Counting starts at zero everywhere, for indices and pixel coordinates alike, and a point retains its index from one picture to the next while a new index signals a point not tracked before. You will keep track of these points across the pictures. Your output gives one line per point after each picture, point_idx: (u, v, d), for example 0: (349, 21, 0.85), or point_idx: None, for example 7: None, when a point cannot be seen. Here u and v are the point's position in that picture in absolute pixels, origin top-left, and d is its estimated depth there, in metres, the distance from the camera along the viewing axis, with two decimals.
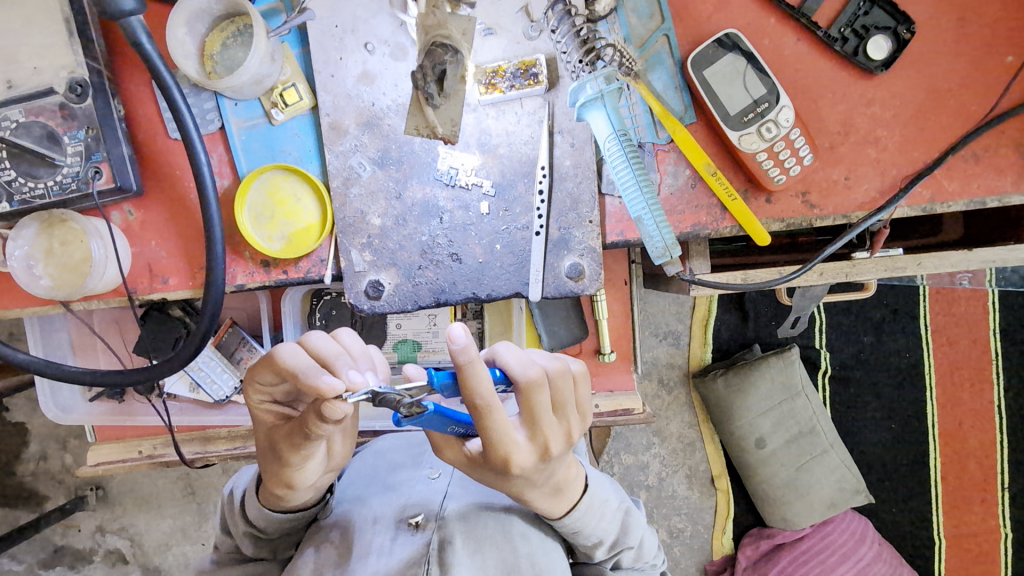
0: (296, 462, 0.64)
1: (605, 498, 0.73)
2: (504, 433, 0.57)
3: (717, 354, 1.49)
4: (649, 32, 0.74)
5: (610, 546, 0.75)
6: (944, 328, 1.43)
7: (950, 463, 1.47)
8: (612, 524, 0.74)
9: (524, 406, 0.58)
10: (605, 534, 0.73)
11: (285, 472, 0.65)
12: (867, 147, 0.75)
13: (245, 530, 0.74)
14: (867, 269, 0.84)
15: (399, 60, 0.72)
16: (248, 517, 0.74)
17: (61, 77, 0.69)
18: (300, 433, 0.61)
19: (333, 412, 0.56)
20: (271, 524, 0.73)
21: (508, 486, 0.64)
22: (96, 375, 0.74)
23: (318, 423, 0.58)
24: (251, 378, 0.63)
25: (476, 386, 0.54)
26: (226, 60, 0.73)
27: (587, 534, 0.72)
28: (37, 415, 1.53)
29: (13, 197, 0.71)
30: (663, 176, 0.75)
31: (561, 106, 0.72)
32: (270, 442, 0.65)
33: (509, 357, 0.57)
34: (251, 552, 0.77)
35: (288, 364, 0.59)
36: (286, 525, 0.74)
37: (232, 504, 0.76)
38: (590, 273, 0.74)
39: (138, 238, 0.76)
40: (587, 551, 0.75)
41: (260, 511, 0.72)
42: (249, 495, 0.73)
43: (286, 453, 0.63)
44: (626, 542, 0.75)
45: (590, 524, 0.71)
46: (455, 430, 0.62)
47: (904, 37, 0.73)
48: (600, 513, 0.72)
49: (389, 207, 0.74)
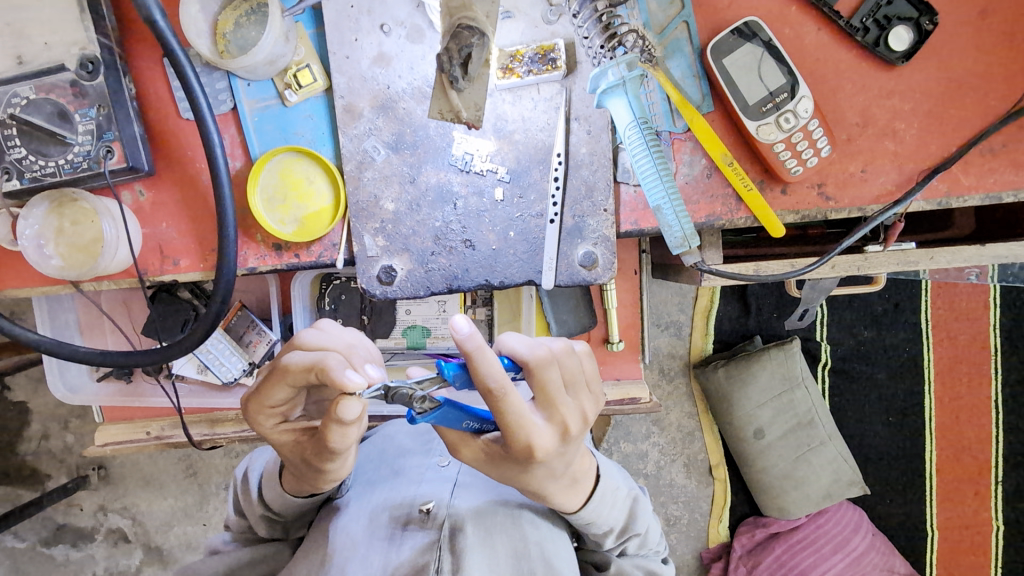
0: (332, 466, 0.64)
1: (614, 486, 0.74)
2: (521, 416, 0.57)
3: (719, 345, 1.50)
4: (668, 18, 0.73)
5: (619, 534, 0.75)
6: (945, 323, 1.44)
7: (946, 456, 1.48)
8: (621, 512, 0.74)
9: (536, 388, 0.58)
10: (615, 523, 0.74)
11: (325, 476, 0.66)
12: (885, 140, 0.74)
13: (262, 513, 0.74)
14: (879, 261, 0.85)
15: (415, 43, 0.71)
16: (265, 498, 0.74)
17: (72, 54, 0.68)
18: (325, 445, 0.61)
19: (349, 408, 0.56)
20: (290, 507, 0.73)
21: (530, 478, 0.64)
22: (107, 355, 0.74)
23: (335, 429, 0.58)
24: (259, 404, 0.63)
25: (486, 371, 0.53)
26: (240, 39, 0.72)
27: (598, 525, 0.72)
28: (39, 395, 1.53)
29: (24, 174, 0.70)
30: (679, 165, 0.74)
31: (579, 92, 0.72)
32: (302, 455, 0.65)
33: (512, 343, 0.57)
34: (265, 533, 0.77)
35: (302, 375, 0.58)
36: (302, 508, 0.75)
37: (247, 487, 0.75)
38: (603, 262, 0.74)
39: (149, 219, 0.75)
40: (596, 540, 0.75)
41: (279, 494, 0.72)
42: (270, 479, 0.73)
43: (320, 462, 0.64)
44: (635, 529, 0.75)
45: (602, 514, 0.72)
46: (469, 425, 0.63)
47: (926, 28, 0.72)
48: (612, 502, 0.73)
49: (403, 192, 0.73)
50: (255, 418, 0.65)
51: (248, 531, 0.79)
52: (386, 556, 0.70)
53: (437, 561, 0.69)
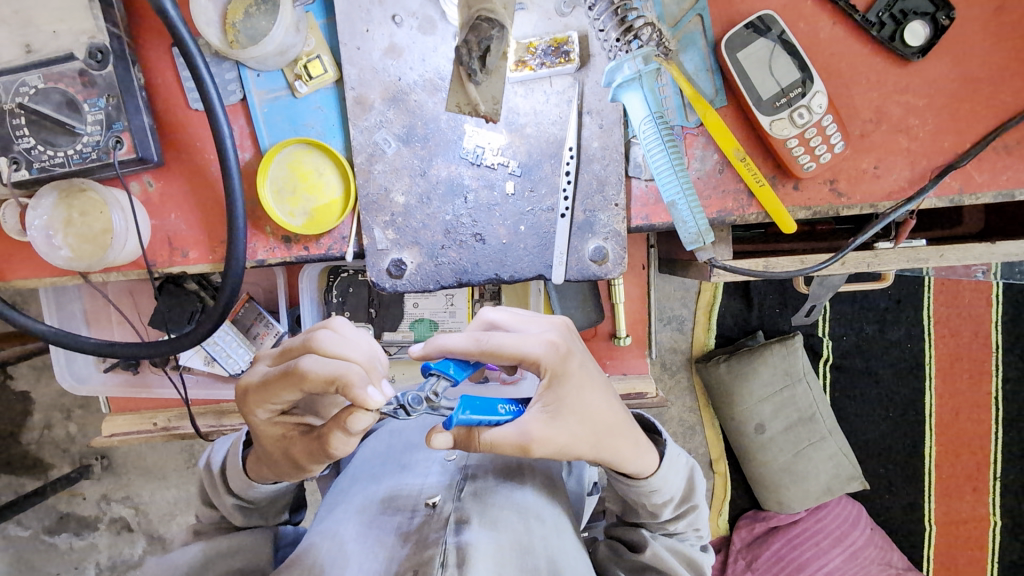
0: (316, 467, 0.67)
1: (677, 454, 0.75)
2: (517, 341, 0.61)
3: (721, 340, 1.50)
4: (682, 12, 0.73)
5: (677, 505, 0.76)
6: (947, 320, 1.44)
7: (945, 452, 1.49)
8: (681, 482, 0.75)
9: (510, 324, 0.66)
10: (675, 492, 0.75)
11: (303, 474, 0.68)
12: (899, 136, 0.74)
13: (232, 503, 0.75)
14: (890, 259, 0.84)
15: (427, 34, 0.71)
16: (231, 487, 0.74)
17: (81, 43, 0.68)
18: (323, 450, 0.63)
19: (359, 422, 0.58)
20: (260, 495, 0.74)
21: (591, 408, 0.64)
22: (114, 347, 0.74)
23: (341, 434, 0.59)
24: (264, 398, 0.62)
25: (452, 340, 0.61)
26: (249, 29, 0.71)
27: (661, 492, 0.73)
28: (41, 384, 1.53)
29: (33, 164, 0.70)
30: (691, 160, 0.74)
31: (592, 86, 0.71)
32: (286, 453, 0.66)
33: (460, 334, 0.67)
34: (240, 522, 0.76)
35: (321, 385, 0.58)
36: (272, 495, 0.76)
37: (212, 475, 0.76)
38: (613, 257, 0.73)
39: (157, 211, 0.75)
40: (653, 511, 0.75)
41: (246, 483, 0.73)
42: (235, 469, 0.74)
43: (307, 464, 0.65)
44: (693, 501, 0.77)
45: (668, 481, 0.73)
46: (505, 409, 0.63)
47: (943, 23, 0.71)
48: (674, 469, 0.74)
49: (413, 184, 0.73)
50: (251, 408, 0.64)
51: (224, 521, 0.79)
52: (391, 548, 0.69)
53: (443, 555, 0.67)
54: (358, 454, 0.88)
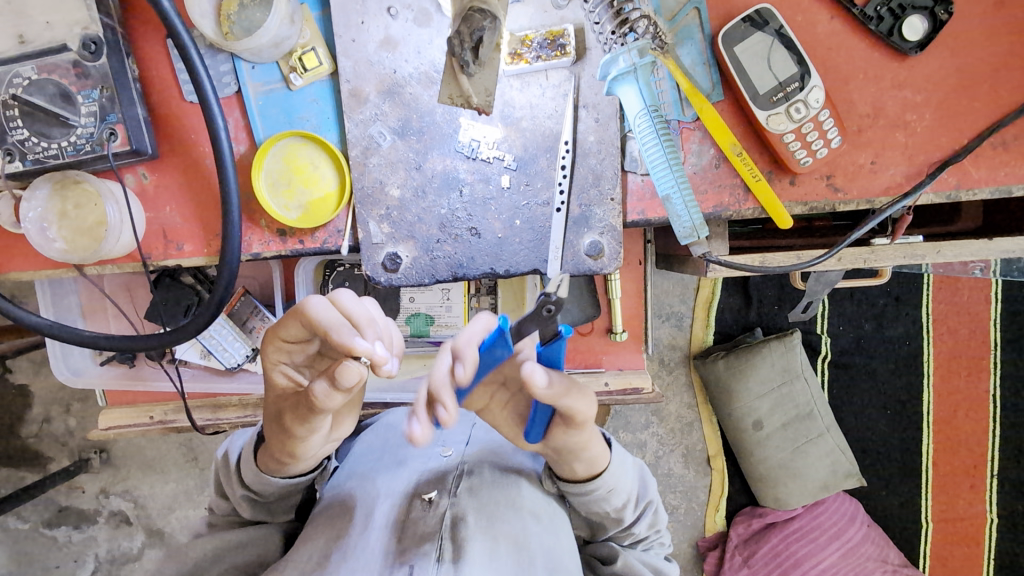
0: (303, 434, 0.63)
1: (625, 455, 0.76)
2: (533, 371, 0.56)
3: (720, 336, 1.50)
4: (679, 4, 0.72)
5: (637, 505, 0.77)
6: (945, 317, 1.44)
7: (942, 449, 1.49)
8: (635, 483, 0.76)
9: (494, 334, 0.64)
10: (633, 492, 0.75)
11: (289, 442, 0.65)
12: (896, 131, 0.73)
13: (241, 493, 0.74)
14: (886, 255, 0.83)
15: (423, 26, 0.70)
16: (245, 479, 0.73)
17: (74, 33, 0.67)
18: (306, 408, 0.59)
19: (346, 374, 0.54)
20: (271, 488, 0.73)
21: None
22: (109, 339, 0.75)
23: (325, 389, 0.56)
24: (273, 338, 0.60)
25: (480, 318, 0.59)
26: (244, 21, 0.71)
27: (619, 495, 0.73)
28: (40, 378, 1.53)
29: (26, 156, 0.69)
30: (687, 155, 0.74)
31: (588, 79, 0.71)
32: (281, 408, 0.63)
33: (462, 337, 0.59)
34: (248, 515, 0.76)
35: (316, 328, 0.56)
36: (284, 489, 0.74)
37: (228, 467, 0.75)
38: (609, 252, 0.73)
39: (152, 203, 0.75)
40: (615, 515, 0.76)
41: (258, 476, 0.71)
42: (247, 458, 0.72)
43: (291, 424, 0.62)
44: (650, 499, 0.78)
45: (623, 481, 0.73)
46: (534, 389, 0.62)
47: (941, 18, 0.71)
48: (626, 470, 0.75)
49: (408, 178, 0.72)
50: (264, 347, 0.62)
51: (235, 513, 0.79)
52: (389, 544, 0.69)
53: (438, 550, 0.67)
54: (356, 447, 0.87)
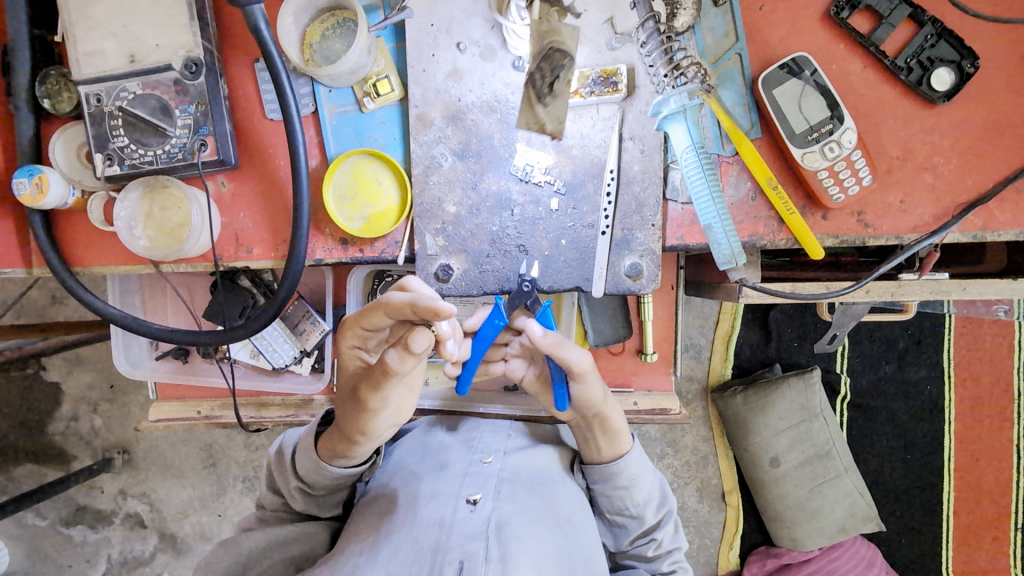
0: (374, 405, 0.67)
1: (647, 456, 0.84)
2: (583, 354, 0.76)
3: (738, 371, 1.52)
4: (723, 50, 0.78)
5: (658, 508, 0.84)
6: (967, 362, 1.45)
7: (964, 497, 1.49)
8: (654, 486, 0.84)
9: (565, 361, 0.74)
10: (652, 494, 0.83)
11: (360, 415, 0.68)
12: (924, 173, 0.78)
13: (295, 485, 0.78)
14: (913, 289, 0.87)
15: (487, 61, 0.77)
16: (299, 472, 0.77)
17: (179, 55, 0.75)
18: (380, 375, 0.63)
19: (417, 341, 0.59)
20: (325, 479, 0.77)
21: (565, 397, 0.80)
22: (175, 334, 0.82)
23: (398, 357, 0.61)
24: (351, 321, 0.69)
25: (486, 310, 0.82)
26: (325, 50, 0.79)
27: (639, 491, 0.81)
28: (73, 376, 1.60)
29: (124, 161, 0.77)
30: (726, 186, 0.79)
31: (635, 114, 0.77)
32: (355, 384, 0.69)
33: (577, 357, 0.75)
34: (300, 508, 0.80)
35: (399, 308, 0.62)
36: (334, 482, 0.78)
37: (282, 461, 0.80)
38: (648, 273, 0.78)
39: (229, 209, 0.81)
40: (637, 513, 0.82)
41: (316, 465, 0.75)
42: (304, 449, 0.76)
43: (365, 395, 0.66)
44: (670, 504, 0.85)
45: (643, 475, 0.82)
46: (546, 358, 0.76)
47: (968, 71, 0.76)
48: (646, 470, 0.83)
49: (465, 197, 0.78)
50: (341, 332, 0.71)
51: (284, 508, 0.83)
52: (437, 541, 0.72)
53: (484, 549, 0.71)
54: (397, 450, 0.90)
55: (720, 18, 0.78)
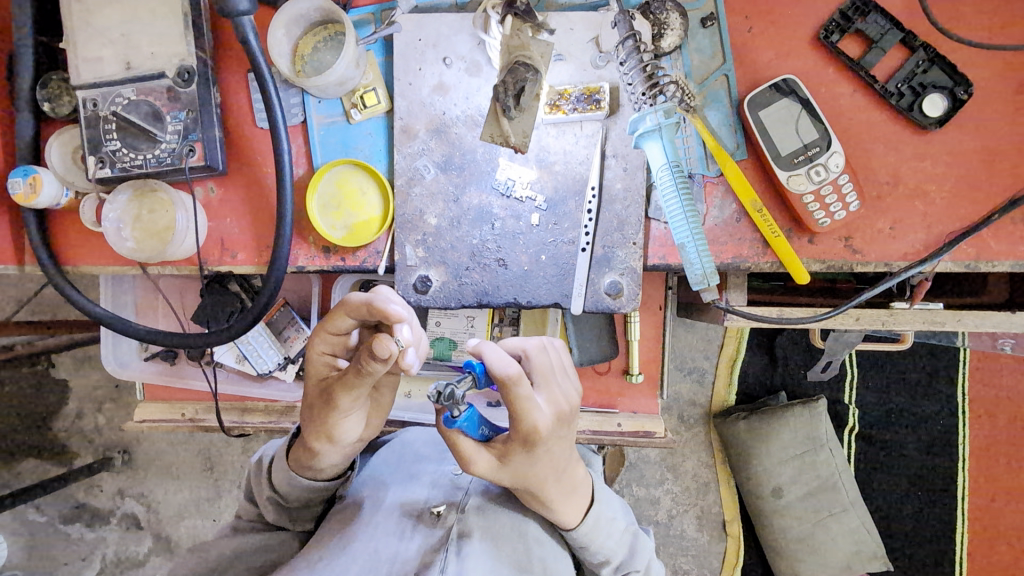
0: (347, 404, 0.67)
1: (609, 515, 0.77)
2: (481, 458, 0.65)
3: (742, 397, 1.49)
4: (710, 71, 0.78)
5: (617, 568, 0.78)
6: (983, 399, 1.41)
7: (977, 540, 1.43)
8: (619, 545, 0.77)
9: (465, 449, 0.65)
10: (612, 554, 0.77)
11: (331, 416, 0.67)
12: (915, 200, 0.76)
13: (268, 494, 0.78)
14: (905, 319, 0.84)
15: (473, 76, 0.78)
16: (273, 481, 0.77)
17: (173, 63, 0.78)
18: (355, 374, 0.63)
19: (382, 348, 0.58)
20: (296, 490, 0.76)
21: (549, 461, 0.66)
22: (160, 335, 0.83)
23: (369, 362, 0.60)
24: (323, 327, 0.67)
25: (495, 362, 0.58)
26: (316, 61, 0.80)
27: (593, 552, 0.76)
28: (81, 374, 1.62)
29: (115, 164, 0.79)
30: (709, 208, 0.78)
31: (618, 132, 0.76)
32: (323, 388, 0.68)
33: (473, 455, 0.65)
34: (271, 519, 0.80)
35: (357, 309, 0.61)
36: (307, 495, 0.77)
37: (260, 470, 0.79)
38: (628, 292, 0.77)
39: (216, 214, 0.83)
40: (593, 569, 0.79)
41: (287, 475, 0.75)
42: (278, 458, 0.76)
43: (338, 395, 0.66)
44: (633, 564, 0.78)
45: (597, 541, 0.76)
46: (485, 429, 0.68)
47: (961, 97, 0.74)
48: (607, 531, 0.76)
49: (446, 209, 0.78)
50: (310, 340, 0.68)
51: (259, 519, 0.82)
52: (395, 554, 0.72)
53: (443, 560, 0.70)
54: (371, 461, 0.89)
55: (707, 39, 0.78)
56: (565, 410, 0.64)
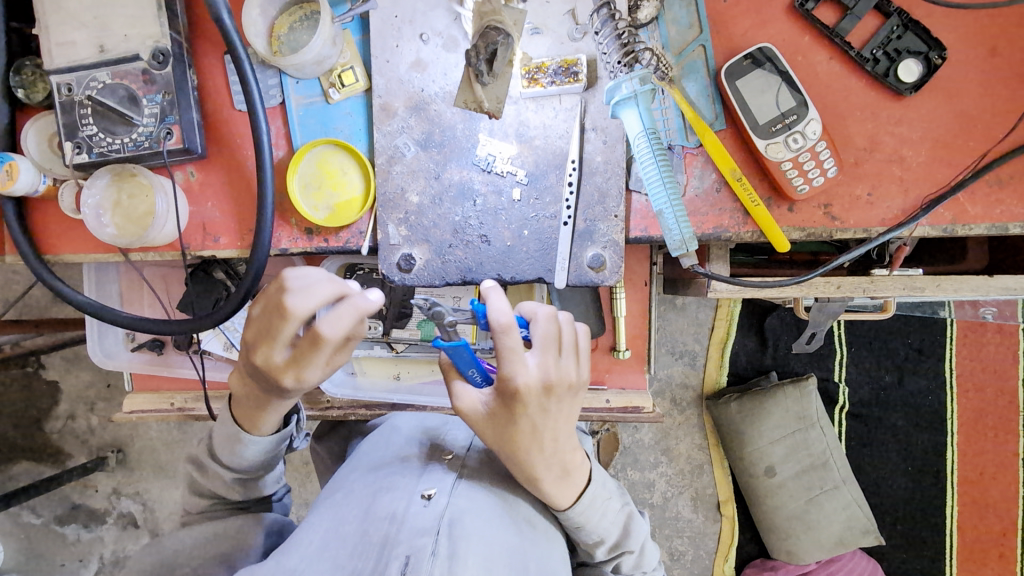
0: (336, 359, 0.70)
1: (607, 496, 0.78)
2: (463, 399, 0.70)
3: (732, 378, 1.50)
4: (686, 42, 0.78)
5: (610, 548, 0.79)
6: (970, 372, 1.42)
7: (968, 511, 1.44)
8: (613, 525, 0.78)
9: (453, 386, 0.71)
10: (606, 534, 0.78)
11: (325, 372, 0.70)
12: (892, 166, 0.77)
13: (229, 476, 0.77)
14: (886, 286, 0.85)
15: (450, 51, 0.78)
16: (225, 460, 0.76)
17: (147, 45, 0.77)
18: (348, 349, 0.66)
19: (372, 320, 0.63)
20: (251, 457, 0.76)
21: (531, 425, 0.67)
22: (144, 322, 0.82)
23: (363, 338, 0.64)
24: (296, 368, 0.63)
25: (495, 308, 0.63)
26: (292, 41, 0.80)
27: (589, 531, 0.77)
28: (71, 376, 1.61)
29: (92, 149, 0.78)
30: (689, 178, 0.78)
31: (597, 104, 0.76)
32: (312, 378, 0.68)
33: (459, 393, 0.70)
34: (239, 496, 0.79)
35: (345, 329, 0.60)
36: (263, 458, 0.77)
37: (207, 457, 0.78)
38: (611, 265, 0.78)
39: (196, 198, 0.82)
40: (587, 549, 0.79)
41: (236, 437, 0.74)
42: (224, 437, 0.75)
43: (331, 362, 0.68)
44: (627, 546, 0.79)
45: (591, 521, 0.76)
46: (477, 373, 0.71)
47: (935, 62, 0.75)
48: (603, 510, 0.77)
49: (427, 186, 0.78)
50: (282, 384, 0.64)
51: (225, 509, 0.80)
52: (386, 535, 0.68)
53: (434, 544, 0.66)
54: (361, 446, 0.91)
55: (684, 10, 0.78)
56: (555, 382, 0.66)
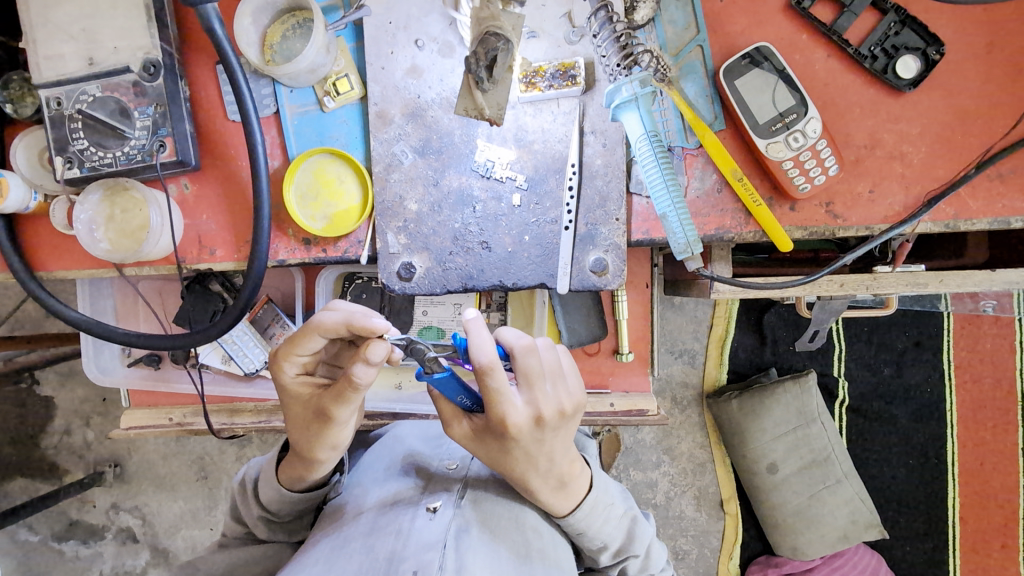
0: (341, 416, 0.66)
1: (609, 500, 0.77)
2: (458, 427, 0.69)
3: (733, 375, 1.49)
4: (684, 42, 0.78)
5: (615, 553, 0.78)
6: (969, 365, 1.42)
7: (970, 503, 1.45)
8: (617, 530, 0.77)
9: (445, 412, 0.69)
10: (609, 540, 0.77)
11: (327, 426, 0.67)
12: (893, 162, 0.77)
13: (258, 513, 0.77)
14: (888, 283, 0.84)
15: (446, 57, 0.77)
16: (262, 500, 0.77)
17: (137, 57, 0.76)
18: (342, 387, 0.63)
19: (375, 352, 0.59)
20: (286, 505, 0.76)
21: (524, 455, 0.66)
22: (143, 337, 0.81)
23: (357, 370, 0.61)
24: (291, 349, 0.68)
25: (477, 346, 0.59)
26: (286, 50, 0.78)
27: (592, 537, 0.76)
28: (65, 391, 1.59)
29: (83, 164, 0.76)
30: (690, 180, 0.78)
31: (595, 107, 0.76)
32: (313, 407, 0.67)
33: (452, 421, 0.69)
34: (264, 534, 0.79)
35: (335, 330, 0.64)
36: (297, 508, 0.77)
37: (245, 489, 0.79)
38: (613, 269, 0.77)
39: (191, 211, 0.81)
40: (592, 555, 0.78)
41: (278, 491, 0.74)
42: (266, 478, 0.76)
43: (331, 407, 0.65)
44: (632, 550, 0.78)
45: (593, 527, 0.75)
46: (466, 399, 0.68)
47: (933, 57, 0.75)
48: (605, 516, 0.76)
49: (426, 193, 0.77)
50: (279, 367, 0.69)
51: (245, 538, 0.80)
52: (393, 550, 0.66)
53: (440, 559, 0.64)
54: (364, 458, 0.90)
55: (681, 10, 0.78)
56: (546, 413, 0.63)
